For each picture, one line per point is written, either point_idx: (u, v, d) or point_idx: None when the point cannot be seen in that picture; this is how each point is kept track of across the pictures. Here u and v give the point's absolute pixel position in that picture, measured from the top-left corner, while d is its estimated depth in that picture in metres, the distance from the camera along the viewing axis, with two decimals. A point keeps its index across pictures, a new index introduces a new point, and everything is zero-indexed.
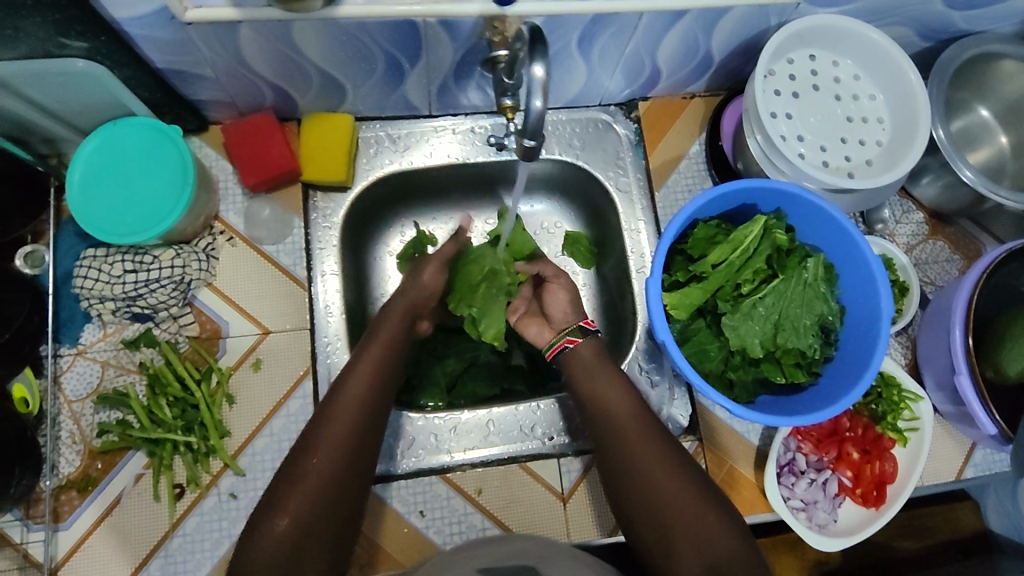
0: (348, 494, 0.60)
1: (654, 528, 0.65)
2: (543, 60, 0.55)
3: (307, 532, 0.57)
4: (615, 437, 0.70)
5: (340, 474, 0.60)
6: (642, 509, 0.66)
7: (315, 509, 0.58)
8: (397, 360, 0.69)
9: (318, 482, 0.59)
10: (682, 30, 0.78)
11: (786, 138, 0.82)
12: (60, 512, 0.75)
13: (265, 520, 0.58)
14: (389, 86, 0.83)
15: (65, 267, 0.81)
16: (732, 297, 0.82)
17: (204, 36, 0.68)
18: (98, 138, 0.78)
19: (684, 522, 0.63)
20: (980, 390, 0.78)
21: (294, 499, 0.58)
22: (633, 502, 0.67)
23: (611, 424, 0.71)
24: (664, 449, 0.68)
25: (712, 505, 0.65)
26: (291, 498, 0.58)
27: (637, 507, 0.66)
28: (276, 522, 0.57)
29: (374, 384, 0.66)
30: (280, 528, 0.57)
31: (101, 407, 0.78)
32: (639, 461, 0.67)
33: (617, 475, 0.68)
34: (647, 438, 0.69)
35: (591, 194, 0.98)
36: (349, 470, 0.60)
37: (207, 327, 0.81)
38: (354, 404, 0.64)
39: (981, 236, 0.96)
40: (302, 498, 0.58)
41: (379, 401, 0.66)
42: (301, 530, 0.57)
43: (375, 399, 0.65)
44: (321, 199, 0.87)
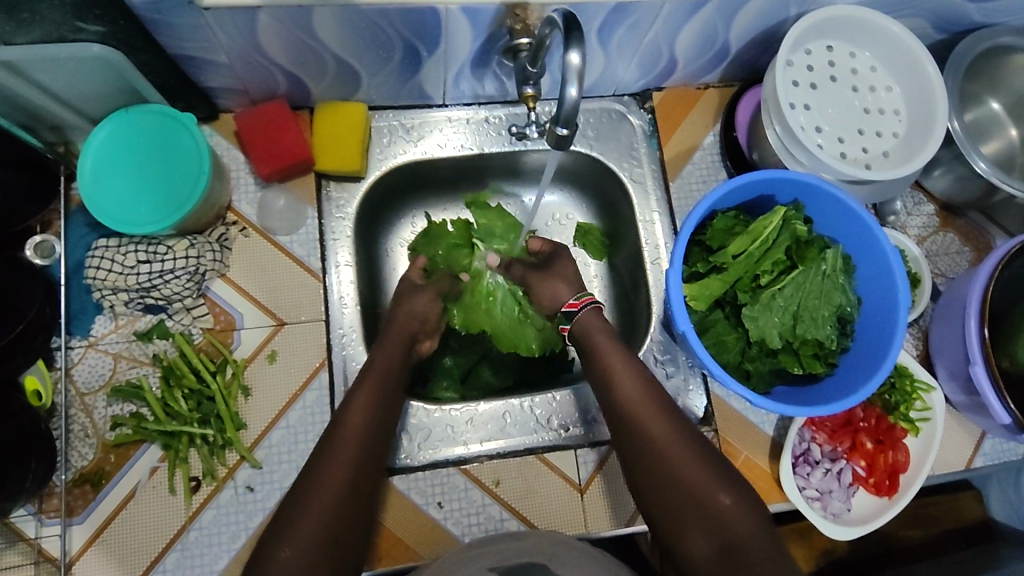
0: (349, 524, 0.61)
1: (677, 522, 0.64)
2: (579, 47, 0.54)
3: (311, 561, 0.57)
4: (631, 430, 0.70)
5: (341, 503, 0.62)
6: (661, 504, 0.65)
7: (318, 539, 0.59)
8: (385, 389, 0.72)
9: (321, 511, 0.60)
10: (702, 20, 0.78)
11: (805, 128, 0.82)
12: (74, 506, 0.74)
13: (269, 553, 0.58)
14: (404, 74, 0.82)
15: (76, 257, 0.79)
16: (751, 288, 0.82)
17: (221, 21, 0.66)
18: (109, 126, 0.76)
19: (704, 513, 0.63)
20: (994, 378, 0.79)
21: (297, 530, 0.59)
22: (654, 496, 0.66)
23: (628, 418, 0.70)
24: (683, 441, 0.68)
25: (733, 494, 0.64)
26: (294, 531, 0.59)
27: (658, 500, 0.66)
28: (278, 553, 0.57)
29: (370, 418, 0.69)
30: (283, 557, 0.57)
31: (114, 400, 0.76)
32: (658, 455, 0.67)
33: (637, 470, 0.68)
34: (665, 430, 0.68)
35: (604, 185, 0.97)
36: (350, 499, 0.62)
37: (221, 319, 0.80)
38: (350, 438, 0.66)
39: (990, 227, 0.97)
40: (306, 527, 0.59)
41: (377, 433, 0.69)
42: (304, 559, 0.57)
43: (372, 430, 0.68)
44: (334, 189, 0.86)
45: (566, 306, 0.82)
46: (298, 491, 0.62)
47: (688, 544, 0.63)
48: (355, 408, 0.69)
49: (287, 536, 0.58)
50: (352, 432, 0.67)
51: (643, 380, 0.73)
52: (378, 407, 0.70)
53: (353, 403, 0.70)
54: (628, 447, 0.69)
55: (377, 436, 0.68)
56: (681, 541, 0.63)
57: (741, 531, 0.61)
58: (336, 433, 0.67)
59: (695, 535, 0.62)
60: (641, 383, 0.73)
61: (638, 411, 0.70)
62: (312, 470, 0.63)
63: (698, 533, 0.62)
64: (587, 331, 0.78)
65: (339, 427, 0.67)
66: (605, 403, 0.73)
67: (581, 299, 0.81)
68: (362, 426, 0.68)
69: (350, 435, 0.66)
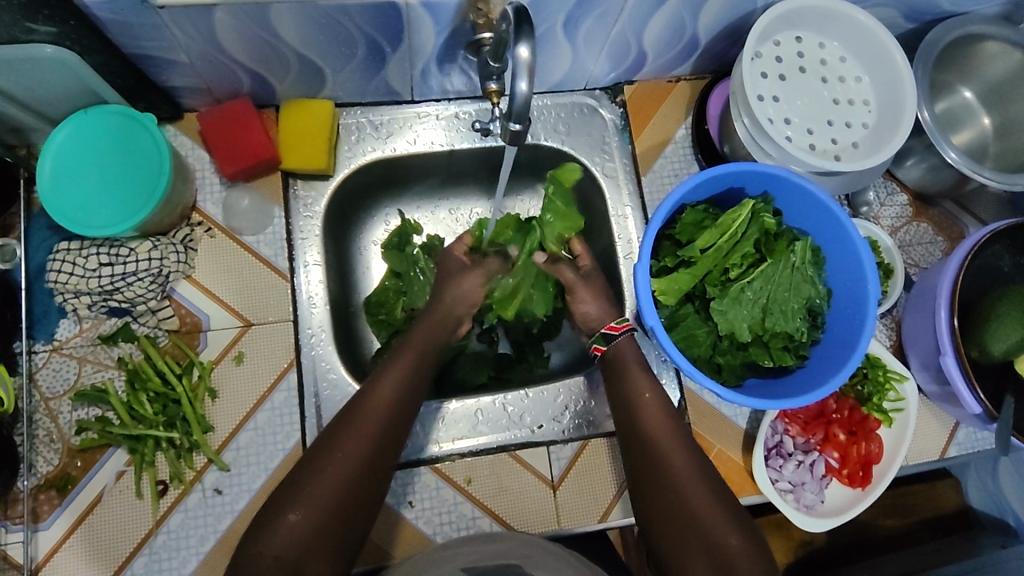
0: (359, 502, 0.62)
1: (665, 518, 0.65)
2: (529, 41, 0.54)
3: (317, 530, 0.59)
4: (637, 433, 0.72)
5: (355, 479, 0.62)
6: (652, 500, 0.67)
7: (326, 510, 0.60)
8: (417, 380, 0.71)
9: (334, 483, 0.61)
10: (668, 11, 0.77)
11: (773, 120, 0.82)
12: (39, 512, 0.73)
13: (278, 513, 0.59)
14: (369, 71, 0.81)
15: (38, 260, 0.78)
16: (720, 282, 0.82)
17: (176, 19, 0.65)
18: (69, 127, 0.75)
19: (689, 511, 0.64)
20: (964, 368, 0.79)
21: (309, 497, 0.60)
22: (647, 492, 0.68)
23: (636, 421, 0.73)
24: (676, 433, 0.71)
25: (717, 500, 0.65)
26: (306, 495, 0.60)
27: (650, 495, 0.67)
28: (286, 517, 0.59)
29: (398, 396, 0.68)
30: (291, 522, 0.58)
31: (78, 404, 0.76)
32: (661, 454, 0.69)
33: (637, 469, 0.70)
34: (662, 423, 0.71)
35: (577, 180, 0.97)
36: (364, 476, 0.62)
37: (187, 321, 0.79)
38: (378, 410, 0.66)
39: (963, 217, 0.97)
40: (317, 497, 0.60)
41: (402, 411, 0.68)
42: (310, 527, 0.59)
43: (400, 408, 0.68)
44: (301, 188, 0.85)
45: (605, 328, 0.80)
46: (313, 457, 0.63)
47: (671, 540, 0.64)
48: (381, 385, 0.68)
49: (298, 501, 0.60)
50: (374, 409, 0.66)
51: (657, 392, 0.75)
52: (409, 385, 0.69)
53: (385, 374, 0.69)
54: (634, 444, 0.71)
55: (401, 415, 0.68)
56: (667, 538, 0.65)
57: (721, 531, 0.63)
58: (361, 406, 0.66)
59: (678, 533, 0.64)
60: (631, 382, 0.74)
61: (645, 416, 0.72)
62: (330, 440, 0.64)
63: (682, 531, 0.64)
64: (622, 360, 0.78)
65: (364, 398, 0.67)
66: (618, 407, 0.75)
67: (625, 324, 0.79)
68: (387, 405, 0.67)
69: (374, 411, 0.66)
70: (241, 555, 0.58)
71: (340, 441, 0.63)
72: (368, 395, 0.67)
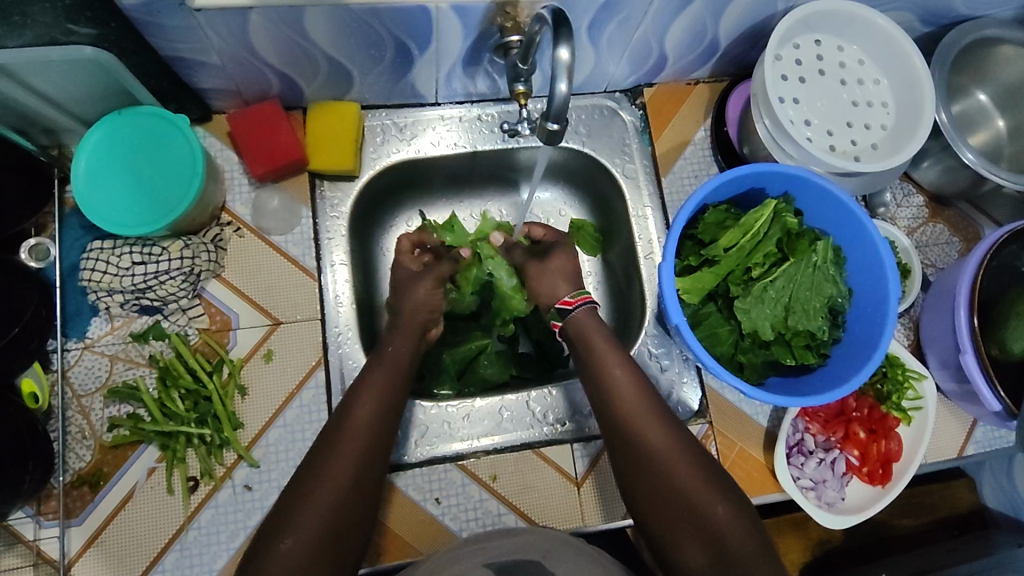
0: (351, 521, 0.62)
1: (670, 519, 0.65)
2: (568, 43, 0.55)
3: (313, 553, 0.59)
4: (624, 430, 0.70)
5: (344, 499, 0.62)
6: (654, 503, 0.66)
7: (321, 532, 0.59)
8: (394, 385, 0.71)
9: (324, 506, 0.60)
10: (691, 15, 0.79)
11: (794, 122, 0.83)
12: (72, 508, 0.74)
13: (270, 542, 0.59)
14: (396, 73, 0.82)
15: (71, 259, 0.80)
16: (742, 280, 0.83)
17: (212, 21, 0.66)
18: (103, 128, 0.76)
19: (690, 505, 0.64)
20: (984, 366, 0.81)
21: (301, 522, 0.59)
22: (643, 492, 0.67)
23: (627, 420, 0.70)
24: (673, 434, 0.69)
25: (730, 501, 0.65)
26: (297, 520, 0.59)
27: (645, 492, 0.67)
28: (280, 543, 0.58)
29: (377, 412, 0.68)
30: (285, 549, 0.58)
31: (110, 401, 0.77)
32: (654, 451, 0.67)
33: (626, 464, 0.69)
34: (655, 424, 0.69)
35: (596, 181, 0.98)
36: (353, 496, 0.62)
37: (216, 319, 0.80)
38: (360, 426, 0.66)
39: (979, 218, 0.98)
40: (309, 521, 0.59)
41: (384, 429, 0.68)
42: (304, 552, 0.58)
43: (381, 422, 0.67)
44: (328, 188, 0.87)
45: (560, 304, 0.80)
46: (298, 482, 0.62)
47: (672, 533, 0.64)
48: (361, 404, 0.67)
49: (290, 526, 0.59)
50: (357, 427, 0.66)
51: (635, 377, 0.73)
52: (388, 398, 0.69)
53: (363, 391, 0.69)
54: (618, 439, 0.70)
55: (384, 431, 0.68)
56: (672, 538, 0.64)
57: (722, 523, 0.63)
58: (342, 429, 0.66)
59: (679, 527, 0.64)
60: (621, 371, 0.73)
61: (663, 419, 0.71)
62: (315, 463, 0.63)
63: (683, 523, 0.64)
64: (581, 331, 0.77)
65: (345, 421, 0.66)
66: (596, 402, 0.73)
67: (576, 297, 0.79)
68: (368, 423, 0.67)
69: (356, 427, 0.66)
70: None
71: (326, 461, 0.63)
72: (347, 417, 0.66)
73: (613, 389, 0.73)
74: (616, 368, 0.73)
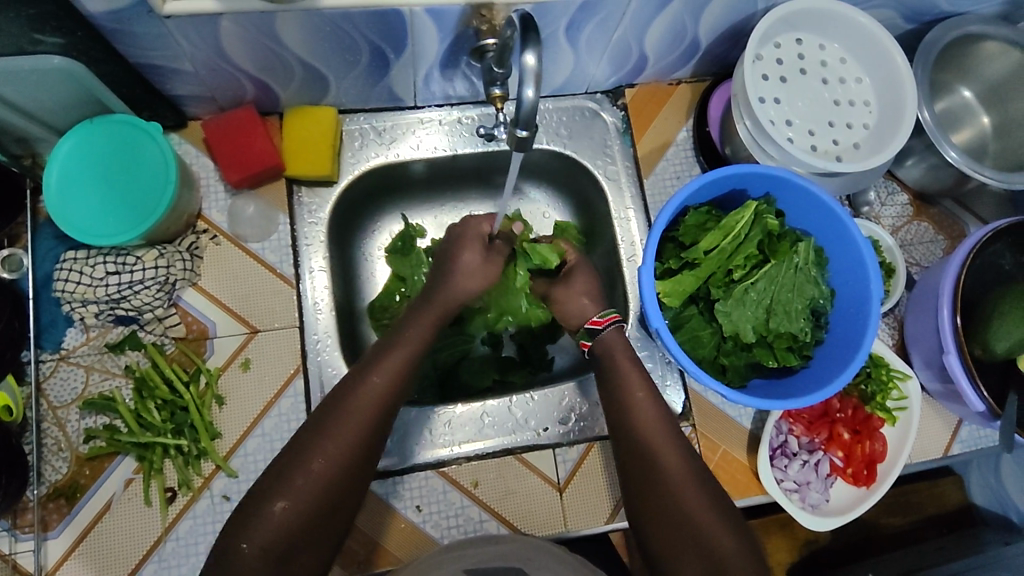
0: (346, 493, 0.61)
1: (668, 533, 0.64)
2: (535, 48, 0.54)
3: (304, 522, 0.59)
4: (635, 437, 0.70)
5: (342, 474, 0.61)
6: (654, 514, 0.66)
7: (316, 502, 0.59)
8: (410, 372, 0.68)
9: (321, 479, 0.60)
10: (669, 16, 0.78)
11: (775, 122, 0.82)
12: (48, 521, 0.73)
13: (264, 502, 0.59)
14: (372, 77, 0.81)
15: (45, 270, 0.79)
16: (724, 283, 0.82)
17: (181, 29, 0.66)
18: (75, 137, 0.76)
19: (695, 530, 0.63)
20: (968, 367, 0.80)
21: (297, 490, 0.59)
22: (644, 500, 0.67)
23: (638, 429, 0.70)
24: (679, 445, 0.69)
25: (725, 520, 0.65)
26: (293, 486, 0.59)
27: (649, 509, 0.66)
28: (273, 507, 0.58)
29: (390, 386, 0.66)
30: (277, 513, 0.58)
31: (86, 412, 0.76)
32: (664, 471, 0.67)
33: (635, 484, 0.68)
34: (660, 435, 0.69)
35: (579, 183, 0.97)
36: (352, 471, 0.61)
37: (193, 328, 0.79)
38: (371, 401, 0.64)
39: (963, 216, 0.97)
40: (304, 489, 0.59)
41: (394, 402, 0.66)
42: (295, 519, 0.58)
43: (394, 398, 0.65)
44: (305, 195, 0.86)
45: (589, 322, 0.79)
46: (303, 443, 0.61)
47: (675, 559, 0.63)
48: (373, 374, 0.65)
49: (284, 490, 0.59)
50: (364, 401, 0.64)
51: (656, 401, 0.73)
52: (404, 374, 0.67)
53: (379, 364, 0.67)
54: (631, 451, 0.69)
55: (394, 404, 0.66)
56: (667, 552, 0.64)
57: (727, 553, 0.62)
58: (351, 398, 0.64)
59: (681, 549, 0.63)
60: (644, 394, 0.73)
61: (643, 425, 0.70)
62: (317, 432, 0.62)
63: (686, 548, 0.63)
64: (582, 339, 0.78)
65: (353, 389, 0.64)
66: (614, 415, 0.72)
67: (608, 317, 0.78)
68: (378, 396, 0.64)
69: (366, 399, 0.64)
70: (228, 536, 0.58)
71: (330, 431, 0.61)
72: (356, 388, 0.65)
73: (626, 399, 0.73)
74: (638, 391, 0.73)
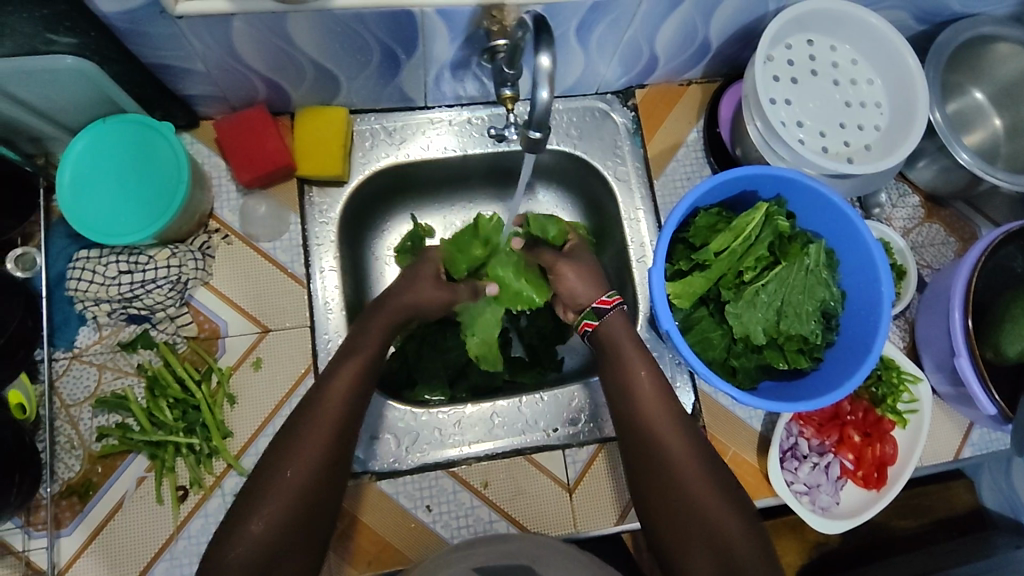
0: (320, 505, 0.63)
1: (675, 519, 0.66)
2: (548, 50, 0.54)
3: (281, 536, 0.60)
4: (639, 425, 0.70)
5: (313, 488, 0.62)
6: (661, 501, 0.67)
7: (290, 515, 0.61)
8: (369, 376, 0.69)
9: (291, 495, 0.61)
10: (681, 16, 0.77)
11: (786, 123, 0.82)
12: (61, 518, 0.74)
13: (238, 523, 0.60)
14: (383, 77, 0.81)
15: (58, 269, 0.79)
16: (734, 284, 0.82)
17: (195, 29, 0.66)
18: (88, 137, 0.76)
19: (702, 516, 0.65)
20: (980, 370, 0.80)
21: (268, 506, 0.60)
22: (650, 488, 0.68)
23: (642, 418, 0.71)
24: (683, 433, 0.69)
25: (733, 507, 0.66)
26: (265, 504, 0.60)
27: (655, 496, 0.67)
28: (248, 527, 0.60)
29: (350, 395, 0.67)
30: (253, 532, 0.59)
31: (99, 411, 0.76)
32: (667, 458, 0.68)
33: (640, 472, 0.69)
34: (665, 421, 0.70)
35: (589, 184, 0.97)
36: (323, 484, 0.63)
37: (205, 327, 0.80)
38: (335, 413, 0.65)
39: (975, 218, 0.97)
40: (276, 504, 0.61)
41: (357, 410, 0.67)
42: (270, 537, 0.60)
43: (356, 408, 0.67)
44: (317, 195, 0.86)
45: (596, 302, 0.78)
46: (271, 461, 0.63)
47: (682, 545, 0.65)
48: (334, 384, 0.67)
49: (257, 510, 0.60)
50: (326, 414, 0.65)
51: (659, 383, 0.73)
52: (365, 382, 0.69)
53: (340, 373, 0.68)
54: (636, 440, 0.70)
55: (356, 413, 0.67)
56: (674, 539, 0.65)
57: (732, 538, 0.63)
58: (313, 411, 0.65)
59: (688, 535, 0.64)
60: (646, 373, 0.73)
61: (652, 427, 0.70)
62: (283, 448, 0.63)
63: (692, 533, 0.64)
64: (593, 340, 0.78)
65: (316, 402, 0.66)
66: (620, 405, 0.73)
67: (615, 298, 0.77)
68: (339, 406, 0.66)
69: (328, 413, 0.65)
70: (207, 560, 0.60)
71: (298, 447, 0.63)
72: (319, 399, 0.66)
73: (629, 388, 0.73)
74: (641, 369, 0.73)
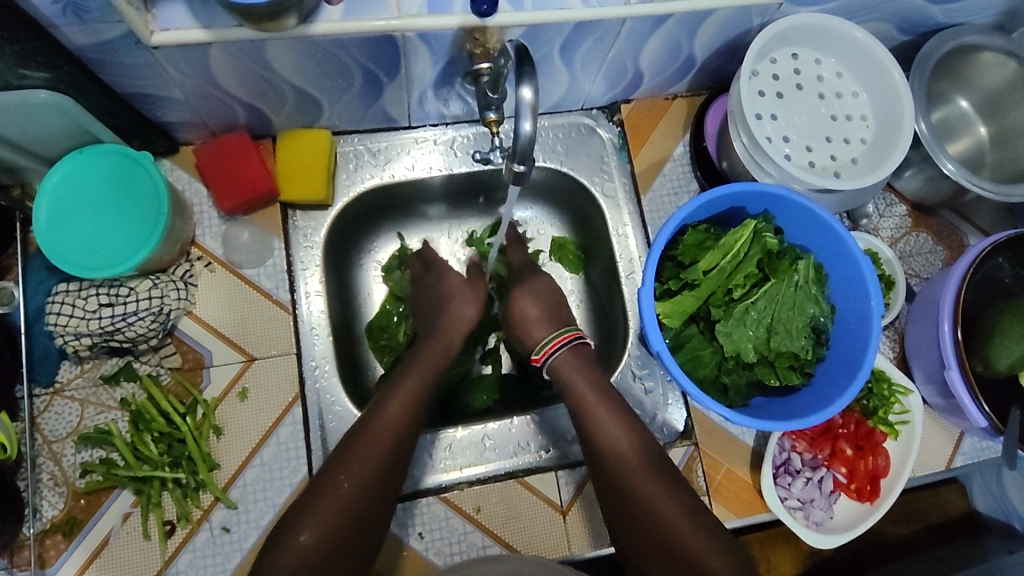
0: (368, 520, 0.63)
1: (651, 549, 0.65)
2: (531, 81, 0.53)
3: (329, 549, 0.60)
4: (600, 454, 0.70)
5: (365, 498, 0.63)
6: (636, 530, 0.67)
7: (338, 528, 0.61)
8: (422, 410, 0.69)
9: (343, 503, 0.62)
10: (664, 35, 0.77)
11: (772, 139, 0.82)
12: (46, 557, 0.73)
13: (290, 531, 0.60)
14: (366, 99, 0.80)
15: (36, 303, 0.77)
16: (724, 302, 0.82)
17: (170, 58, 0.64)
18: (62, 169, 0.74)
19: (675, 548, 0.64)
20: (970, 383, 0.79)
21: (319, 516, 0.61)
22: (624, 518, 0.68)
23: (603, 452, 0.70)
24: (643, 459, 0.69)
25: (706, 532, 0.65)
26: (319, 513, 0.61)
27: (637, 535, 0.66)
28: (298, 536, 0.60)
29: (410, 407, 0.68)
30: (303, 541, 0.60)
31: (82, 447, 0.75)
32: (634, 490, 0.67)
33: (617, 509, 0.68)
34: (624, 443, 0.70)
35: (577, 199, 0.97)
36: (377, 492, 0.63)
37: (189, 358, 0.79)
38: (395, 420, 0.67)
39: (962, 226, 0.97)
40: (329, 513, 0.61)
41: (413, 425, 0.68)
42: (320, 547, 0.60)
43: (413, 416, 0.68)
44: (300, 218, 0.85)
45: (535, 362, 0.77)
46: (329, 467, 0.64)
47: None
48: (394, 398, 0.68)
49: (308, 518, 0.61)
50: (385, 425, 0.66)
51: (618, 417, 0.72)
52: (419, 394, 0.70)
53: (397, 390, 0.69)
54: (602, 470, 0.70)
55: (413, 427, 0.68)
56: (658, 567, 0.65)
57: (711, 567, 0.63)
58: (372, 424, 0.66)
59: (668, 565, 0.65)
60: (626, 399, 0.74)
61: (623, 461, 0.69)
62: (335, 463, 0.64)
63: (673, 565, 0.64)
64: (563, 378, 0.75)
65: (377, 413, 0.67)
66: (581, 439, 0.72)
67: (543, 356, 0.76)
68: (398, 420, 0.67)
69: (385, 423, 0.66)
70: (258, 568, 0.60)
71: (356, 455, 0.64)
72: (368, 424, 0.66)
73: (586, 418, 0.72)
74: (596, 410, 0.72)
